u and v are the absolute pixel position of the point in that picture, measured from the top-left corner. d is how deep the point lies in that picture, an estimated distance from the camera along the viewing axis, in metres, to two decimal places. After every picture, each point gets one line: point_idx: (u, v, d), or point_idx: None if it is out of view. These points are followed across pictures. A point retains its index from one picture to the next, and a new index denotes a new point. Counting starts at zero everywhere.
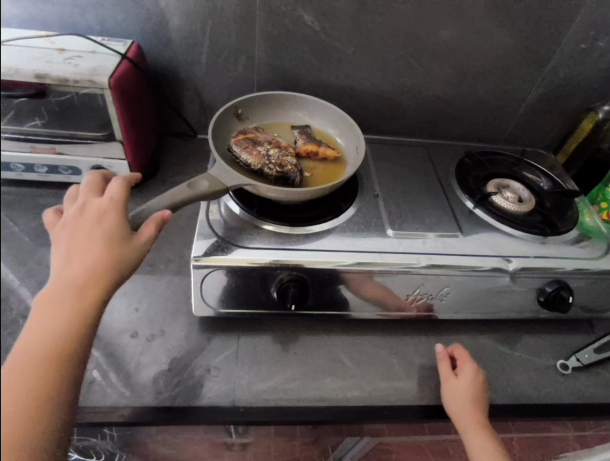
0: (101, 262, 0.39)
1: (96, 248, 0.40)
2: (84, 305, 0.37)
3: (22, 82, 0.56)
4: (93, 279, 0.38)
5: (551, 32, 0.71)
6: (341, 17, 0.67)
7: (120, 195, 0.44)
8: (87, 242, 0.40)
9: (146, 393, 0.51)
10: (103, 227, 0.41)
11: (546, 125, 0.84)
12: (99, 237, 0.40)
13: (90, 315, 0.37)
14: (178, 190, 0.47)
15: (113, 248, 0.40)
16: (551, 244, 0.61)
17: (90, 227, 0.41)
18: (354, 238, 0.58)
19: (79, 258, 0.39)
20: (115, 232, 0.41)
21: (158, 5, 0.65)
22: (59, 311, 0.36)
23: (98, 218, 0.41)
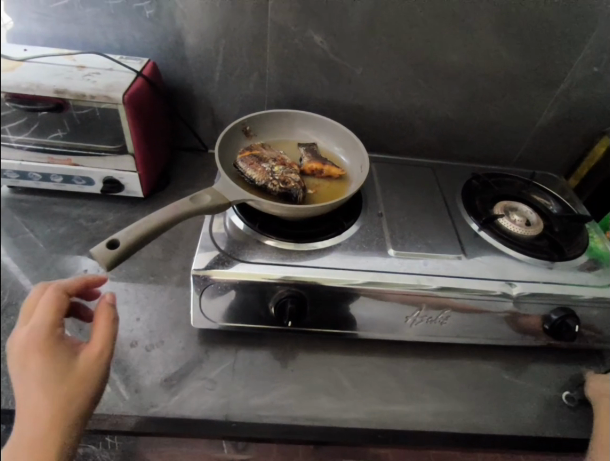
0: (51, 400, 0.42)
1: (40, 386, 0.42)
2: (49, 438, 0.42)
3: (42, 95, 0.60)
4: (52, 410, 0.42)
5: (561, 56, 0.70)
6: (350, 38, 0.69)
7: (50, 317, 0.45)
8: (31, 384, 0.42)
9: (141, 404, 0.51)
10: (41, 373, 0.42)
11: (559, 148, 0.83)
12: (41, 376, 0.42)
13: (62, 434, 0.42)
14: (179, 204, 0.48)
15: (57, 384, 0.42)
16: (559, 270, 0.60)
17: (25, 370, 0.42)
18: (355, 256, 0.58)
19: (29, 407, 0.42)
20: (52, 369, 0.43)
21: (174, 25, 0.68)
22: (35, 445, 0.41)
23: (27, 364, 0.43)
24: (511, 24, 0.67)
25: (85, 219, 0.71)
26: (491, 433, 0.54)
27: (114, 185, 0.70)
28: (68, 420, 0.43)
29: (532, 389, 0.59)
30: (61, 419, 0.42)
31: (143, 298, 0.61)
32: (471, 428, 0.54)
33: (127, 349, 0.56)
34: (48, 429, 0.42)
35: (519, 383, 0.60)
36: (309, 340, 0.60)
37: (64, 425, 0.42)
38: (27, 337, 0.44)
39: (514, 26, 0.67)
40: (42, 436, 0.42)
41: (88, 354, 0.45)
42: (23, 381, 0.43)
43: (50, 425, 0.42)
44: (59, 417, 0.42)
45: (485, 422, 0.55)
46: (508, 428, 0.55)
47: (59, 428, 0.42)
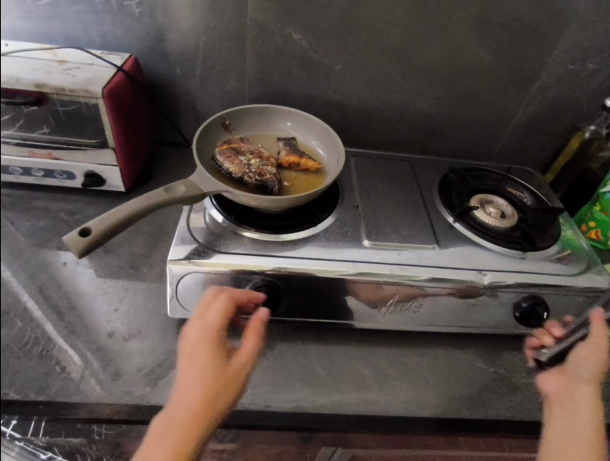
0: (196, 391, 0.41)
1: (188, 375, 0.43)
2: (188, 433, 0.39)
3: (20, 89, 0.61)
4: (199, 404, 0.41)
5: (535, 53, 0.72)
6: (328, 35, 0.70)
7: (219, 321, 0.47)
8: (185, 375, 0.43)
9: (117, 392, 0.52)
10: (200, 364, 0.43)
11: (535, 144, 0.85)
12: (197, 366, 0.43)
13: (199, 432, 0.40)
14: (155, 194, 0.49)
15: (209, 378, 0.42)
16: (530, 260, 0.62)
17: (191, 362, 0.44)
18: (330, 247, 0.59)
19: (180, 393, 0.42)
20: (214, 362, 0.43)
21: (154, 22, 0.69)
22: (162, 440, 0.39)
23: (192, 353, 0.44)
24: (487, 22, 0.68)
25: (66, 213, 0.71)
26: (462, 418, 0.55)
27: (94, 179, 0.71)
28: (209, 418, 0.41)
29: (503, 377, 0.60)
30: (187, 412, 0.40)
31: (122, 289, 0.62)
32: (443, 414, 0.55)
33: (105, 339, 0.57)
34: (199, 427, 0.40)
35: (491, 370, 0.61)
36: (285, 330, 0.61)
37: (197, 424, 0.40)
38: (198, 332, 0.46)
39: (488, 24, 0.69)
40: (174, 432, 0.40)
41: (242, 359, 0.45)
42: (193, 366, 0.43)
43: (174, 419, 0.40)
44: (193, 408, 0.40)
45: (457, 408, 0.56)
46: (478, 413, 0.56)
47: (196, 427, 0.40)
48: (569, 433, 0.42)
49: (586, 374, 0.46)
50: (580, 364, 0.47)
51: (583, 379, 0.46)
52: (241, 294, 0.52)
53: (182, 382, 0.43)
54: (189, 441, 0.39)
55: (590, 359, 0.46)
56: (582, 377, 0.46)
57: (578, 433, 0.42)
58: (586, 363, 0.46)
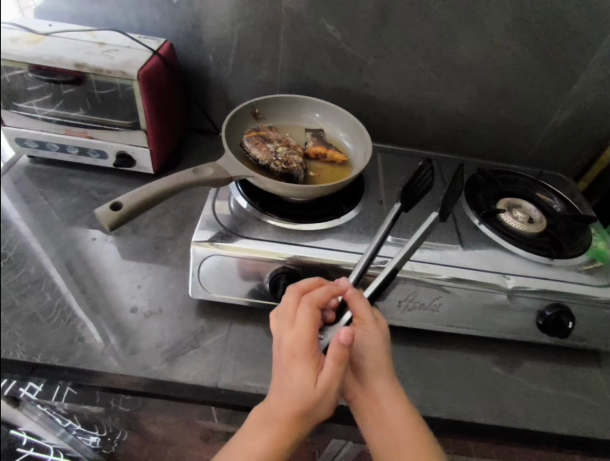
0: (298, 400, 0.44)
1: (295, 387, 0.44)
2: (283, 433, 0.45)
3: (62, 68, 0.61)
4: (297, 412, 0.44)
5: (576, 54, 0.69)
6: (363, 27, 0.69)
7: (308, 332, 0.45)
8: (295, 384, 0.44)
9: (136, 366, 0.54)
10: (302, 382, 0.44)
11: (569, 150, 0.82)
12: (302, 383, 0.44)
13: (286, 429, 0.45)
14: (183, 174, 0.50)
15: (312, 389, 0.44)
16: (556, 267, 0.60)
17: (288, 374, 0.45)
18: (352, 240, 0.59)
19: (282, 394, 0.45)
20: (310, 377, 0.44)
21: (192, 8, 0.70)
22: (257, 432, 0.45)
23: (291, 369, 0.45)
24: (527, 20, 0.66)
25: (97, 192, 0.74)
26: (475, 420, 0.54)
27: (125, 159, 0.73)
28: (313, 414, 0.45)
29: (521, 383, 0.59)
30: (298, 416, 0.44)
31: (146, 268, 0.64)
32: (456, 415, 0.55)
33: (127, 314, 0.58)
34: (270, 420, 0.45)
35: (508, 376, 0.60)
36: None
37: (297, 419, 0.45)
38: (290, 343, 0.45)
39: (528, 22, 0.67)
40: (265, 425, 0.45)
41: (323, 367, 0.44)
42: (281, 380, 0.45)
43: (279, 418, 0.45)
44: (294, 413, 0.44)
45: (470, 410, 0.55)
46: (492, 418, 0.55)
47: (295, 424, 0.45)
48: (391, 407, 0.48)
49: (371, 357, 0.48)
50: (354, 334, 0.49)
51: (371, 359, 0.48)
52: (309, 284, 0.50)
53: (281, 389, 0.45)
54: (286, 431, 0.45)
55: (362, 329, 0.48)
56: (362, 356, 0.48)
57: (385, 411, 0.47)
58: (363, 341, 0.48)
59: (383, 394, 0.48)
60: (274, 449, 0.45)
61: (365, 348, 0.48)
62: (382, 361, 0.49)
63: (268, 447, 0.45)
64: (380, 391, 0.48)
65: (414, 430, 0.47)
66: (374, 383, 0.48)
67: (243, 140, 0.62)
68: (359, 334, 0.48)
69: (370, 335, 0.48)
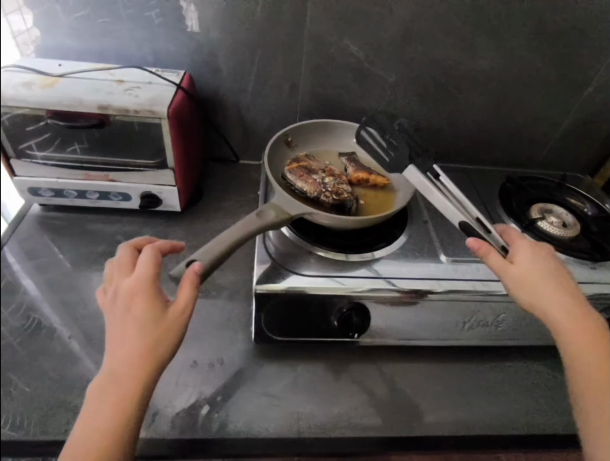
0: (129, 359, 0.40)
1: (119, 340, 0.41)
2: (122, 402, 0.39)
3: (83, 111, 0.59)
4: (109, 375, 0.40)
5: (590, 61, 0.72)
6: (386, 47, 0.69)
7: (149, 276, 0.43)
8: (117, 337, 0.41)
9: (211, 426, 0.51)
10: (137, 319, 0.41)
11: (581, 149, 0.85)
12: (129, 325, 0.41)
13: (130, 400, 0.39)
14: (248, 221, 0.48)
15: (147, 332, 0.41)
16: (604, 270, 0.62)
17: (124, 318, 0.41)
18: (410, 264, 0.58)
19: (116, 346, 0.41)
20: (149, 317, 0.41)
21: (210, 38, 0.67)
22: (98, 406, 0.39)
23: (127, 306, 0.41)
24: (544, 31, 0.68)
25: (123, 236, 0.70)
26: (550, 432, 0.55)
27: (152, 200, 0.69)
28: (134, 389, 0.40)
29: None
30: (114, 383, 0.39)
31: (196, 315, 0.61)
32: (532, 429, 0.56)
33: (188, 369, 0.56)
34: (102, 392, 0.40)
35: None
36: (366, 350, 0.60)
37: (126, 383, 0.40)
38: (131, 285, 0.42)
39: (546, 32, 0.68)
40: (96, 398, 0.39)
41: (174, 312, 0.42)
42: (120, 312, 0.42)
43: (108, 383, 0.40)
44: (109, 378, 0.40)
45: (542, 421, 0.56)
46: (566, 427, 0.56)
47: (130, 402, 0.39)
48: (582, 325, 0.46)
49: (552, 281, 0.48)
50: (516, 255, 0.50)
51: (549, 282, 0.48)
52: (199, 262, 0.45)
53: (106, 345, 0.41)
54: (131, 404, 0.39)
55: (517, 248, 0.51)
56: (540, 284, 0.48)
57: (577, 334, 0.45)
58: (536, 269, 0.49)
59: (564, 309, 0.46)
60: (114, 430, 0.39)
61: (543, 277, 0.48)
62: (569, 288, 0.48)
63: (104, 430, 0.39)
64: (565, 304, 0.47)
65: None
66: (558, 302, 0.47)
67: (285, 172, 0.61)
68: (520, 264, 0.49)
69: (545, 265, 0.49)
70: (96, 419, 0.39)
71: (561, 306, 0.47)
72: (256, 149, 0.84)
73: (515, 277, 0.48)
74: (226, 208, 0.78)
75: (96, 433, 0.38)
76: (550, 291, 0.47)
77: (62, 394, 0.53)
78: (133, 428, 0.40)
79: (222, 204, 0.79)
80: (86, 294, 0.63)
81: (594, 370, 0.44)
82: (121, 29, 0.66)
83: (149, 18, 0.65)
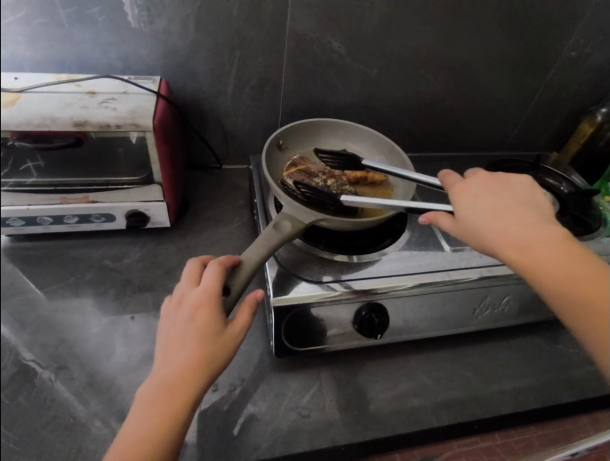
0: (187, 371, 0.40)
1: (179, 350, 0.41)
2: (175, 407, 0.39)
3: (59, 130, 0.53)
4: (166, 386, 0.40)
5: (554, 45, 0.76)
6: (367, 41, 0.68)
7: (215, 286, 0.44)
8: (177, 346, 0.41)
9: (245, 449, 0.49)
10: (201, 330, 0.42)
11: (546, 129, 0.90)
12: (189, 335, 0.41)
13: (179, 411, 0.39)
14: (267, 235, 0.50)
15: (207, 342, 0.42)
16: (587, 242, 0.66)
17: (188, 327, 0.42)
18: (419, 257, 0.59)
19: (174, 355, 0.41)
20: (212, 330, 0.42)
21: (185, 39, 0.63)
22: (146, 412, 0.39)
23: (192, 316, 0.42)
24: (514, 19, 0.71)
25: (110, 259, 0.66)
26: (562, 401, 0.59)
27: (138, 218, 0.65)
28: (185, 401, 0.40)
29: (581, 353, 0.65)
30: (170, 393, 0.39)
31: None
32: (547, 401, 0.59)
33: (208, 393, 0.53)
34: (153, 400, 0.39)
35: (570, 350, 0.65)
36: (382, 347, 0.61)
37: (181, 395, 0.40)
38: (198, 294, 0.43)
39: (516, 19, 0.71)
40: (146, 406, 0.39)
41: (234, 328, 0.43)
42: (182, 319, 0.42)
43: (161, 391, 0.39)
44: (164, 387, 0.40)
45: (553, 391, 0.60)
46: (574, 394, 0.60)
47: (178, 411, 0.39)
48: (538, 236, 0.41)
49: (489, 209, 0.44)
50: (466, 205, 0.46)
51: (491, 211, 0.44)
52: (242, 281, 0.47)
53: (164, 354, 0.41)
54: (179, 413, 0.39)
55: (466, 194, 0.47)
56: (481, 217, 0.44)
57: (535, 247, 0.40)
58: (475, 204, 0.45)
59: (520, 229, 0.42)
60: (160, 438, 0.38)
61: (481, 208, 0.44)
62: (514, 207, 0.44)
63: (151, 436, 0.38)
64: (514, 223, 0.42)
65: (580, 255, 0.40)
66: (507, 223, 0.42)
67: (285, 178, 0.61)
68: (459, 208, 0.46)
69: (479, 195, 0.46)
70: (147, 421, 0.39)
71: (511, 227, 0.42)
72: (238, 153, 0.81)
73: (468, 222, 0.45)
74: (216, 218, 0.75)
75: (141, 438, 0.38)
76: (494, 217, 0.43)
77: (75, 444, 0.49)
78: (177, 438, 0.39)
79: (211, 214, 0.75)
80: (79, 329, 0.58)
81: (568, 277, 0.39)
82: (84, 35, 0.60)
83: (116, 21, 0.59)
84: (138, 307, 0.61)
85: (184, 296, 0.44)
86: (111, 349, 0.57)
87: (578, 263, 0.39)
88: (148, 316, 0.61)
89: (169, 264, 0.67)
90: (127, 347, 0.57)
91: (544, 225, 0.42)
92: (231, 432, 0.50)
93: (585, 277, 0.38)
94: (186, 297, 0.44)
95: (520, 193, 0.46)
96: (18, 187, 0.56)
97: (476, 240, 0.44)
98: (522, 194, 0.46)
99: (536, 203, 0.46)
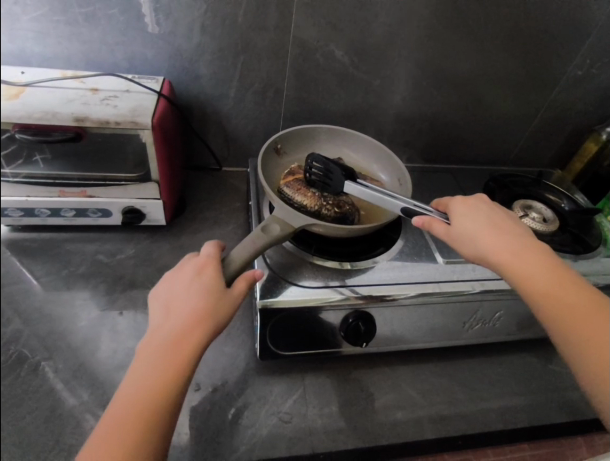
0: (189, 324, 0.40)
1: (184, 303, 0.42)
2: (175, 360, 0.39)
3: (60, 124, 0.54)
4: (171, 334, 0.40)
5: (560, 62, 0.75)
6: (370, 51, 0.69)
7: (214, 257, 0.46)
8: (182, 301, 0.42)
9: (222, 451, 0.48)
10: (205, 286, 0.43)
11: (551, 146, 0.90)
12: (194, 291, 0.43)
13: (184, 357, 0.39)
14: (254, 236, 0.49)
15: (208, 298, 0.42)
16: (586, 261, 0.65)
17: (188, 287, 0.43)
18: (411, 268, 0.58)
19: (175, 312, 0.41)
20: (214, 287, 0.43)
21: (190, 42, 0.64)
22: (150, 359, 0.39)
23: (194, 276, 0.44)
24: (520, 36, 0.70)
25: (104, 254, 0.67)
26: (551, 422, 0.58)
27: (134, 215, 0.65)
28: (190, 347, 0.40)
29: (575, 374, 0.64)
30: (175, 340, 0.40)
31: None
32: (534, 421, 0.58)
33: (191, 392, 0.52)
34: (158, 346, 0.39)
35: (563, 371, 0.64)
36: (369, 356, 0.60)
37: (184, 347, 0.39)
38: (199, 261, 0.45)
39: (521, 36, 0.70)
40: (151, 352, 0.39)
41: (233, 290, 0.44)
42: (184, 280, 0.44)
43: (166, 339, 0.40)
44: (169, 334, 0.40)
45: (543, 412, 0.59)
46: (564, 415, 0.59)
47: (183, 358, 0.39)
48: (522, 252, 0.43)
49: (481, 221, 0.47)
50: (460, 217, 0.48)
51: (483, 225, 0.46)
52: (240, 254, 0.47)
53: (167, 310, 0.42)
54: (185, 358, 0.39)
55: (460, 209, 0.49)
56: (471, 229, 0.46)
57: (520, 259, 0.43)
58: (471, 217, 0.47)
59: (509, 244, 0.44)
60: (165, 382, 0.38)
61: (476, 220, 0.47)
62: (502, 226, 0.46)
63: (156, 381, 0.38)
64: (499, 237, 0.45)
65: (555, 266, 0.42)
66: (494, 237, 0.45)
67: (282, 186, 0.61)
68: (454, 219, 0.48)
69: (475, 211, 0.48)
70: (146, 375, 0.38)
71: (499, 242, 0.44)
72: (238, 156, 0.82)
73: (459, 232, 0.47)
74: (212, 219, 0.75)
75: (146, 384, 0.37)
76: (485, 230, 0.46)
77: (52, 437, 0.48)
78: (181, 385, 0.38)
79: (207, 215, 0.76)
80: (67, 322, 0.58)
81: (548, 292, 0.40)
82: (92, 33, 0.61)
83: (123, 20, 0.60)
84: (128, 303, 0.62)
85: (186, 264, 0.46)
86: (97, 342, 0.57)
87: (560, 279, 0.41)
88: (136, 313, 0.61)
89: (162, 262, 0.67)
90: (113, 343, 0.57)
91: (526, 242, 0.44)
92: (210, 433, 0.49)
93: (565, 292, 0.40)
94: (187, 265, 0.46)
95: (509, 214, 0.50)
96: (30, 179, 0.57)
97: (465, 247, 0.46)
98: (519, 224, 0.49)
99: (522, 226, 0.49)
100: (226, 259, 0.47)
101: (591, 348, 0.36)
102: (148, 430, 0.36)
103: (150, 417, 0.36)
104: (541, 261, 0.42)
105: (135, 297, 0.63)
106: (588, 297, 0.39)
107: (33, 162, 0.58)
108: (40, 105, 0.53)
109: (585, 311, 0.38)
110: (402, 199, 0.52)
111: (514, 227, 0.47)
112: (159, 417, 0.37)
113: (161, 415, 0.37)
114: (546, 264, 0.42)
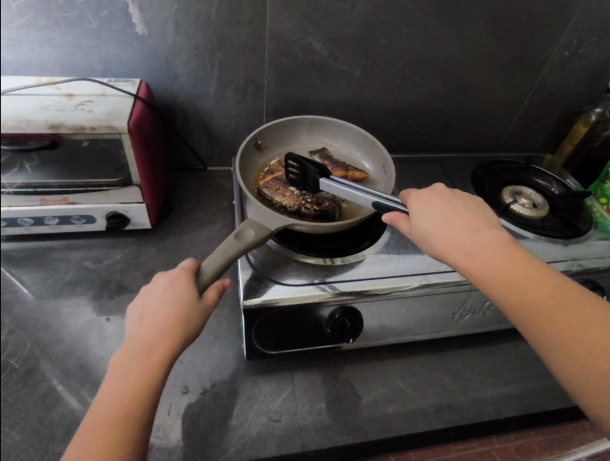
0: (163, 333, 0.41)
1: (157, 312, 0.42)
2: (149, 370, 0.39)
3: (33, 132, 0.53)
4: (145, 342, 0.40)
5: (544, 44, 0.73)
6: (349, 41, 0.68)
7: (187, 266, 0.46)
8: (154, 310, 0.42)
9: (212, 452, 0.48)
10: (179, 292, 0.43)
11: (541, 129, 0.88)
12: (167, 299, 0.43)
13: (156, 367, 0.39)
14: (227, 245, 0.48)
15: (182, 308, 0.42)
16: (577, 245, 0.64)
17: (161, 298, 0.43)
18: (397, 261, 0.57)
19: (148, 323, 0.42)
20: (188, 295, 0.43)
21: (165, 42, 0.63)
22: (125, 370, 0.39)
23: (168, 285, 0.44)
24: (501, 18, 0.69)
25: (91, 261, 0.66)
26: (544, 410, 0.57)
27: (118, 220, 0.65)
28: (164, 355, 0.40)
29: None
30: (148, 349, 0.40)
31: None
32: (527, 409, 0.57)
33: (179, 395, 0.52)
34: (131, 356, 0.39)
35: None
36: (359, 351, 0.60)
37: (158, 356, 0.40)
38: (172, 271, 0.45)
39: (503, 18, 0.69)
40: (125, 363, 0.39)
41: (207, 300, 0.44)
42: (157, 291, 0.44)
43: (139, 348, 0.40)
44: (143, 344, 0.40)
45: (536, 399, 0.58)
46: (558, 403, 0.58)
47: (156, 366, 0.39)
48: (481, 248, 0.41)
49: (438, 214, 0.44)
50: (417, 212, 0.45)
51: (440, 219, 0.44)
52: (214, 261, 0.47)
53: (140, 319, 0.42)
54: (157, 369, 0.39)
55: (417, 202, 0.46)
56: (429, 226, 0.44)
57: (481, 255, 0.41)
58: (427, 213, 0.45)
59: (469, 239, 0.42)
60: (139, 392, 0.38)
61: (432, 214, 0.44)
62: (461, 217, 0.44)
63: (131, 390, 0.38)
64: (458, 232, 0.43)
65: (518, 257, 0.41)
66: (453, 233, 0.43)
67: (261, 186, 0.61)
68: (412, 213, 0.45)
69: (431, 203, 0.46)
70: (119, 386, 0.38)
71: (459, 238, 0.42)
72: (224, 155, 0.81)
73: (418, 230, 0.44)
74: (199, 220, 0.75)
75: (121, 396, 0.37)
76: (442, 226, 0.43)
77: (41, 446, 0.48)
78: (155, 393, 0.39)
79: (194, 216, 0.75)
80: (55, 330, 0.58)
81: (512, 289, 0.39)
82: (65, 37, 0.60)
83: (95, 23, 0.59)
84: (115, 308, 0.61)
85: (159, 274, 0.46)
86: (85, 349, 0.57)
87: (521, 273, 0.39)
88: (124, 317, 0.61)
89: (149, 265, 0.67)
90: (101, 349, 0.57)
91: (487, 233, 0.43)
92: (200, 435, 0.49)
93: (527, 287, 0.39)
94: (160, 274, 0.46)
95: (468, 199, 0.47)
96: (21, 187, 0.58)
97: (425, 246, 0.44)
98: (480, 208, 0.47)
99: (483, 209, 0.47)
100: (197, 269, 0.46)
101: (555, 342, 0.36)
102: (122, 442, 0.36)
103: (124, 429, 0.36)
104: (502, 254, 0.41)
105: (122, 302, 0.63)
106: (551, 287, 0.39)
107: (23, 168, 0.58)
108: (10, 113, 0.53)
109: (549, 304, 0.37)
110: (375, 194, 0.51)
111: (472, 215, 0.45)
112: (134, 426, 0.37)
113: (135, 426, 0.37)
114: (507, 257, 0.41)
